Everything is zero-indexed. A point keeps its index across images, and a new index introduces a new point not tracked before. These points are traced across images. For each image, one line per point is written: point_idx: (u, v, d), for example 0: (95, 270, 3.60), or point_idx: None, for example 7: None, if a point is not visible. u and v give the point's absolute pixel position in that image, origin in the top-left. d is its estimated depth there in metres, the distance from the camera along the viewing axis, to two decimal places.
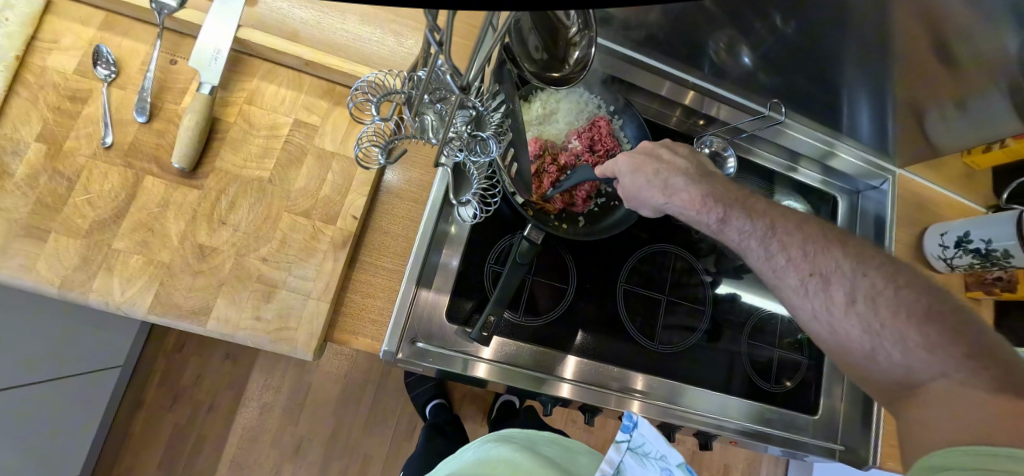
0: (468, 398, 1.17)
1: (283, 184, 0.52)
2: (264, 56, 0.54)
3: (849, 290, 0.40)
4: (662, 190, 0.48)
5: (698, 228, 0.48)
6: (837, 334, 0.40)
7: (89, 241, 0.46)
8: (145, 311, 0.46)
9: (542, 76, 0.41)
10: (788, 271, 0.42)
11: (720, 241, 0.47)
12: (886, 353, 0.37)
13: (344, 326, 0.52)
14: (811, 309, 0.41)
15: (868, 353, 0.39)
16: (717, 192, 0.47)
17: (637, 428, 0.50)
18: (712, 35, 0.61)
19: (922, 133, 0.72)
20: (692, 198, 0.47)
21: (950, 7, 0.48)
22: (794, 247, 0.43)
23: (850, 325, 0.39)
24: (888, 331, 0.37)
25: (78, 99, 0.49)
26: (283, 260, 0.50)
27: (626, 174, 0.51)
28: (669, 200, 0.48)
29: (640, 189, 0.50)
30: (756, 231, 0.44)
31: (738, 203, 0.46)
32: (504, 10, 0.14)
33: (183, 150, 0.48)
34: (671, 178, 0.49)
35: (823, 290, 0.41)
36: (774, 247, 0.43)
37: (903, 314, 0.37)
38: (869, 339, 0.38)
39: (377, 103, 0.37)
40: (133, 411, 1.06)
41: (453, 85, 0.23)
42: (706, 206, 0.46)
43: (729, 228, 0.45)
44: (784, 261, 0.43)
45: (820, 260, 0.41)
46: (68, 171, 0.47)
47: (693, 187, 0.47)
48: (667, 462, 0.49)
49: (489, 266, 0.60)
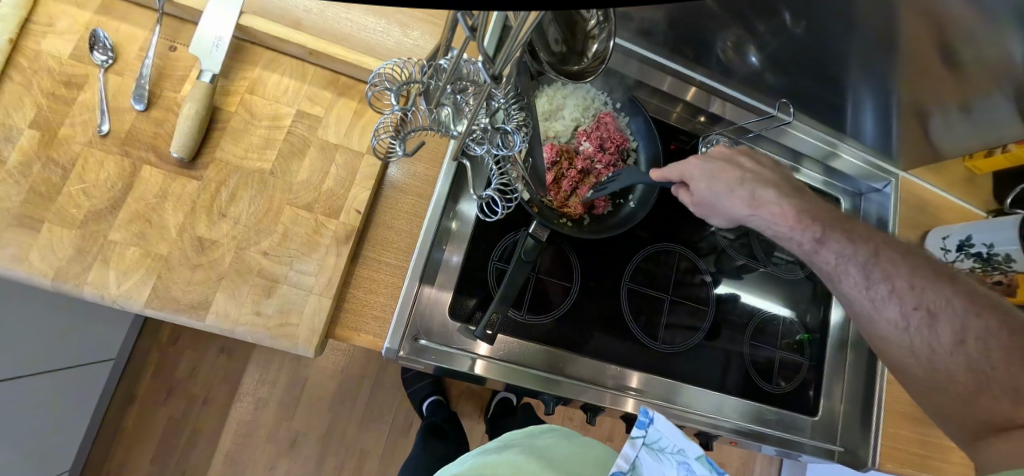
0: (465, 396, 1.17)
1: (285, 176, 0.50)
2: (266, 44, 0.53)
3: (958, 331, 0.41)
4: (750, 203, 0.48)
5: (787, 243, 0.49)
6: (934, 370, 0.42)
7: (84, 231, 0.45)
8: (142, 304, 0.45)
9: (560, 68, 0.39)
10: (890, 303, 0.44)
11: (810, 260, 0.48)
12: (993, 397, 0.39)
13: (346, 323, 0.51)
14: (910, 343, 0.43)
15: (970, 396, 0.40)
16: (809, 208, 0.48)
17: (654, 424, 0.50)
18: (720, 33, 0.60)
19: (926, 136, 0.72)
20: (784, 211, 0.47)
21: (959, 12, 0.48)
22: (900, 278, 0.44)
23: (953, 363, 0.41)
24: (1000, 375, 0.39)
25: (73, 85, 0.48)
26: (284, 254, 0.49)
27: (703, 181, 0.50)
28: (756, 212, 0.48)
29: (717, 195, 0.50)
30: (857, 257, 0.45)
31: (837, 226, 0.47)
32: (505, 10, 0.13)
33: (182, 139, 0.46)
34: (759, 191, 0.48)
35: (927, 326, 0.42)
36: (876, 275, 0.45)
37: (1017, 362, 0.39)
38: (975, 381, 0.40)
39: (396, 93, 0.36)
40: (126, 405, 1.04)
41: (483, 75, 0.22)
42: (800, 224, 0.47)
43: (824, 250, 0.46)
44: (886, 292, 0.44)
45: (928, 295, 0.43)
46: (62, 159, 0.46)
47: (785, 201, 0.48)
48: (685, 456, 0.49)
49: (492, 263, 0.59)
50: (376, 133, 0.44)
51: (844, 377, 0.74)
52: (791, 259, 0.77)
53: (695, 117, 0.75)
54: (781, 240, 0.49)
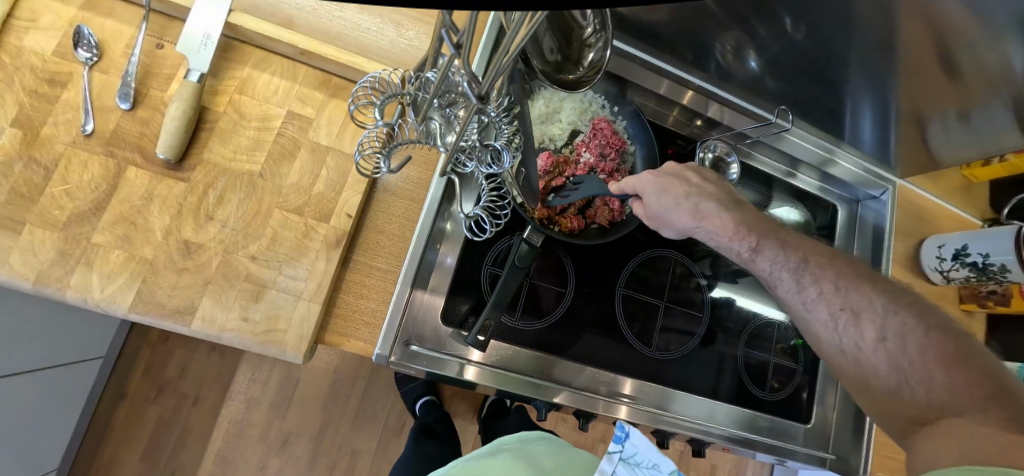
0: (459, 396, 1.16)
1: (275, 178, 0.49)
2: (257, 43, 0.52)
3: (879, 327, 0.44)
4: (693, 215, 0.49)
5: (726, 254, 0.50)
6: (862, 367, 0.45)
7: (67, 234, 0.44)
8: (126, 309, 0.44)
9: (554, 77, 0.41)
10: (819, 305, 0.46)
11: (749, 270, 0.50)
12: (910, 389, 0.42)
13: (335, 329, 0.50)
14: (838, 344, 0.46)
15: (892, 390, 0.43)
16: (747, 221, 0.49)
17: (629, 439, 0.52)
18: (719, 37, 0.60)
19: (924, 143, 0.72)
20: (724, 224, 0.48)
21: (960, 20, 0.48)
22: (826, 282, 0.47)
23: (877, 359, 0.44)
24: (915, 369, 0.42)
25: (57, 83, 0.47)
26: (273, 258, 0.48)
27: (652, 193, 0.50)
28: (700, 224, 0.49)
29: (665, 209, 0.49)
30: (789, 264, 0.48)
31: (770, 236, 0.49)
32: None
33: (168, 139, 0.45)
34: (703, 204, 0.49)
35: (854, 326, 0.45)
36: (807, 279, 0.47)
37: (930, 354, 0.42)
38: (894, 375, 0.43)
39: (380, 106, 0.35)
40: (115, 403, 1.03)
41: (470, 94, 0.21)
42: (738, 234, 0.48)
43: (761, 258, 0.48)
44: (815, 295, 0.47)
45: (852, 297, 0.46)
46: (45, 159, 0.45)
47: (724, 214, 0.49)
48: (658, 469, 0.53)
49: (486, 268, 0.58)
50: (360, 147, 0.42)
51: (839, 382, 0.74)
52: None
53: (692, 121, 0.74)
54: (721, 250, 0.50)
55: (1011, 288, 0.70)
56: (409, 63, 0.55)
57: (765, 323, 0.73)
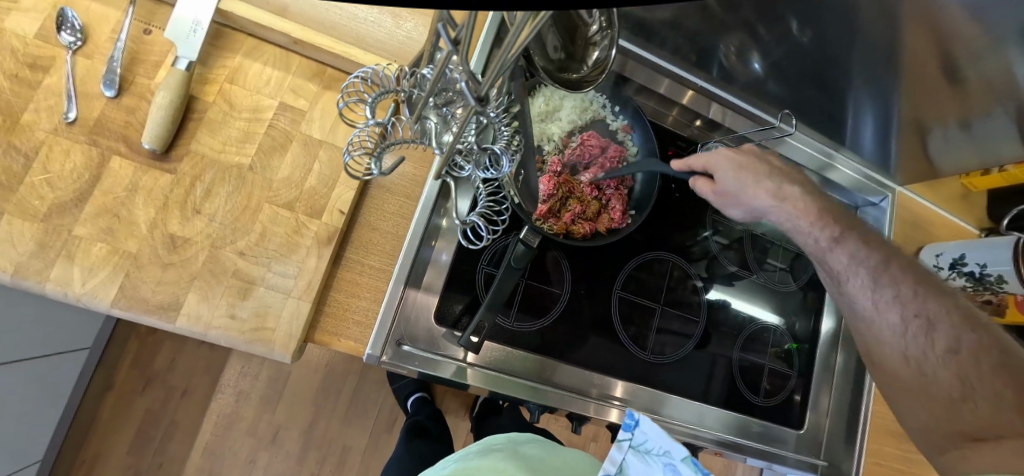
0: (452, 393, 1.16)
1: (265, 172, 0.48)
2: (248, 30, 0.50)
3: (952, 340, 0.43)
4: (773, 195, 0.52)
5: (800, 239, 0.53)
6: (924, 379, 0.44)
7: (46, 225, 0.42)
8: (108, 304, 0.42)
9: (557, 76, 0.38)
10: (893, 307, 0.46)
11: (822, 259, 0.52)
12: (973, 406, 0.40)
13: (325, 328, 0.49)
14: (904, 347, 0.45)
15: (953, 402, 0.42)
16: (830, 212, 0.52)
17: (638, 426, 0.53)
18: (723, 38, 0.58)
19: (924, 150, 0.71)
20: (804, 208, 0.51)
21: (966, 29, 0.47)
22: (905, 286, 0.47)
23: (941, 370, 0.43)
24: (982, 385, 0.41)
25: (38, 67, 0.45)
26: (261, 255, 0.47)
27: (729, 170, 0.53)
28: (777, 204, 0.52)
29: (742, 185, 0.52)
30: (867, 260, 0.49)
31: (853, 233, 0.51)
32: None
33: (154, 128, 0.44)
34: (784, 186, 0.53)
35: (924, 333, 0.45)
36: (884, 281, 0.47)
37: (1004, 375, 0.41)
38: (960, 389, 0.42)
39: (372, 103, 0.34)
40: (102, 394, 1.02)
41: (467, 95, 0.20)
42: (818, 221, 0.51)
43: (839, 250, 0.50)
44: (891, 297, 0.47)
45: (927, 305, 0.46)
46: (24, 146, 0.43)
47: (806, 199, 0.52)
48: (670, 456, 0.51)
49: (481, 267, 0.57)
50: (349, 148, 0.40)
51: (831, 387, 0.74)
52: (783, 269, 0.76)
53: (692, 121, 0.73)
54: (797, 235, 0.53)
55: (1008, 298, 0.69)
56: (406, 55, 0.54)
57: (760, 328, 0.73)
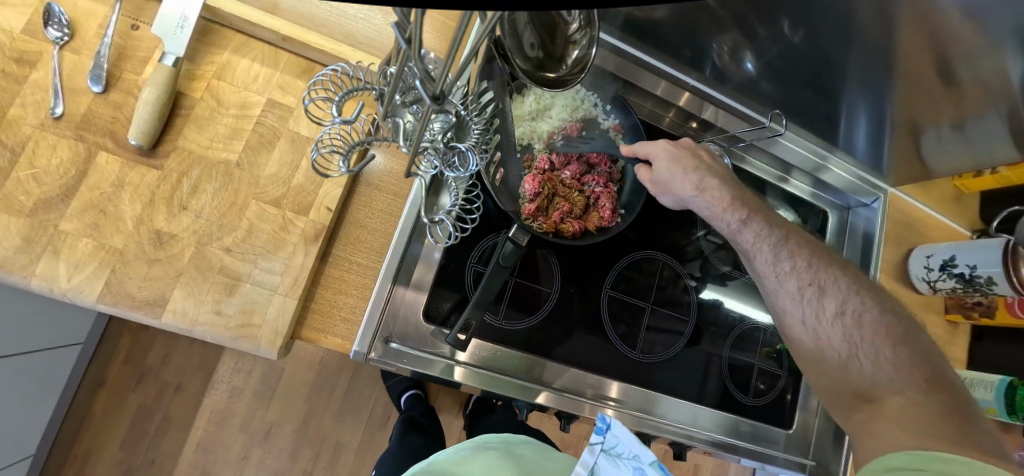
0: (445, 390, 1.16)
1: (252, 169, 0.48)
2: (237, 27, 0.50)
3: (840, 303, 0.45)
4: (696, 185, 0.53)
5: (716, 225, 0.54)
6: (820, 342, 0.45)
7: (32, 221, 0.42)
8: (94, 299, 0.42)
9: (535, 74, 0.39)
10: (790, 277, 0.48)
11: (733, 240, 0.53)
12: (860, 362, 0.43)
13: (312, 324, 0.49)
14: (800, 315, 0.47)
15: (843, 364, 0.43)
16: (742, 198, 0.53)
17: (610, 429, 0.52)
18: (716, 37, 0.58)
19: (918, 151, 0.71)
20: (722, 196, 0.52)
21: (961, 30, 0.47)
22: (801, 256, 0.48)
23: (834, 333, 0.45)
24: (867, 342, 0.43)
25: (26, 62, 0.45)
26: (248, 252, 0.47)
27: (664, 162, 0.55)
28: (699, 194, 0.53)
29: (671, 174, 0.54)
30: (770, 237, 0.50)
31: (759, 213, 0.52)
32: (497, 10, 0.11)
33: (140, 125, 0.44)
34: (707, 178, 0.53)
35: (816, 299, 0.46)
36: (784, 253, 0.49)
37: (885, 331, 0.43)
38: (849, 348, 0.44)
39: (339, 101, 0.33)
40: (95, 389, 1.02)
41: (423, 93, 0.20)
42: (732, 206, 0.52)
43: (748, 230, 0.51)
44: (789, 267, 0.48)
45: (821, 274, 0.47)
46: (11, 141, 0.43)
47: (723, 188, 0.53)
48: (639, 461, 0.50)
49: (470, 265, 0.57)
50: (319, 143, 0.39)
51: None
52: None
53: (686, 122, 0.73)
54: (713, 220, 0.54)
55: (998, 301, 0.70)
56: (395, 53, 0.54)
57: (751, 328, 0.73)
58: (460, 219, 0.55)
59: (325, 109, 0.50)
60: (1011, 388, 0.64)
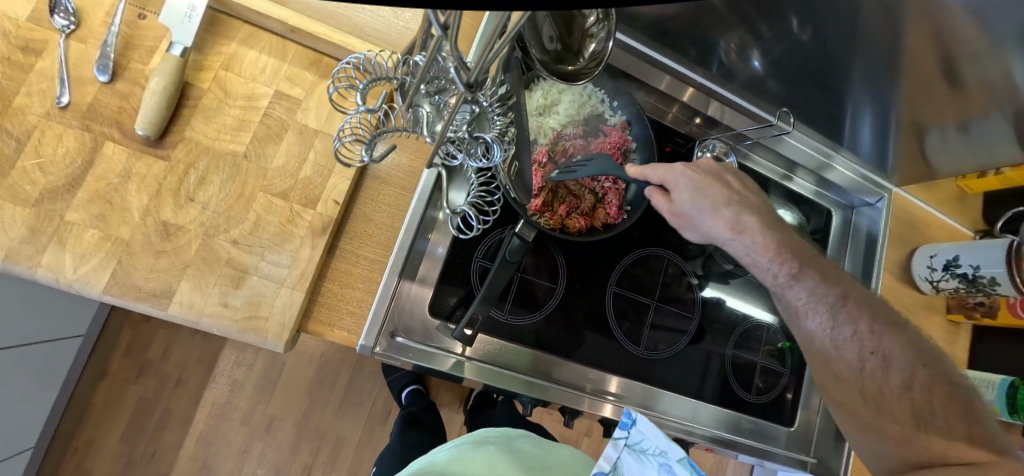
0: (445, 386, 1.15)
1: (260, 161, 0.48)
2: (244, 18, 0.50)
3: (906, 377, 0.45)
4: (731, 226, 0.50)
5: (760, 271, 0.51)
6: (880, 410, 0.45)
7: (38, 210, 0.42)
8: (100, 290, 0.42)
9: (553, 67, 0.38)
10: (851, 344, 0.47)
11: (779, 293, 0.51)
12: (927, 437, 0.43)
13: (319, 318, 0.49)
14: (862, 383, 0.46)
15: (908, 437, 0.44)
16: (787, 242, 0.50)
17: (636, 425, 0.53)
18: (723, 35, 0.58)
19: (922, 151, 0.71)
20: (763, 241, 0.50)
21: (965, 30, 0.47)
22: (862, 322, 0.47)
23: (899, 405, 0.45)
24: (937, 418, 0.43)
25: (31, 51, 0.44)
26: (254, 244, 0.46)
27: (685, 189, 0.49)
28: (737, 237, 0.50)
29: (698, 209, 0.50)
30: (825, 296, 0.48)
31: (810, 265, 0.50)
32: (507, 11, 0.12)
33: (148, 114, 0.43)
34: (745, 217, 0.50)
35: (881, 369, 0.46)
36: (842, 316, 0.48)
37: (952, 408, 0.43)
38: (915, 422, 0.44)
39: (362, 89, 0.32)
40: (95, 382, 1.02)
41: (457, 81, 0.20)
42: (779, 256, 0.49)
43: (798, 286, 0.49)
44: (849, 333, 0.47)
45: (885, 342, 0.47)
46: (15, 130, 0.42)
47: (767, 232, 0.50)
48: (667, 457, 0.51)
49: (476, 260, 0.57)
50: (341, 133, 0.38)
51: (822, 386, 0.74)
52: None
53: (691, 119, 0.73)
54: (757, 269, 0.51)
55: (1000, 301, 0.71)
56: (404, 47, 0.54)
57: (753, 326, 0.73)
58: (481, 212, 0.56)
59: (349, 97, 0.51)
60: (1012, 388, 0.65)
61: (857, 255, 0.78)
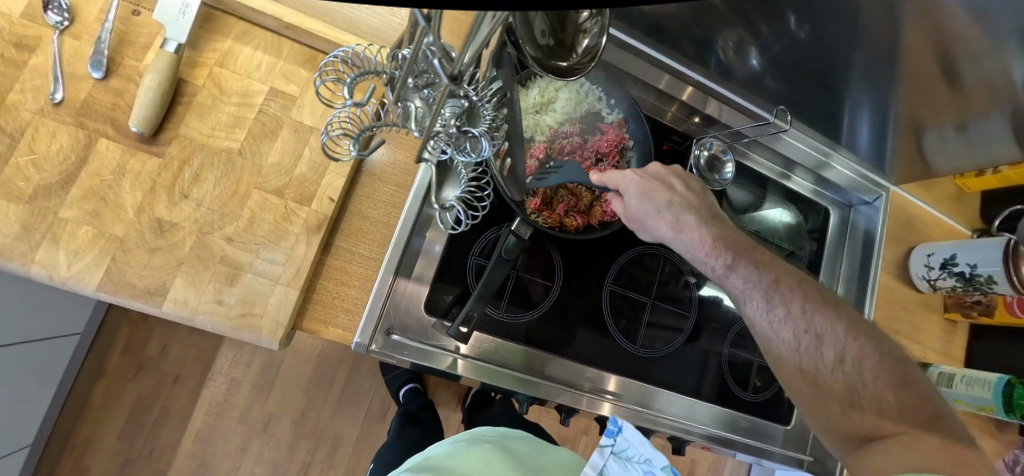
0: (444, 384, 1.16)
1: (254, 158, 0.48)
2: (239, 14, 0.50)
3: (839, 351, 0.43)
4: (673, 226, 0.49)
5: (702, 268, 0.49)
6: (818, 387, 0.44)
7: (32, 207, 0.42)
8: (94, 287, 0.42)
9: (547, 63, 0.37)
10: (786, 326, 0.44)
11: (721, 285, 0.48)
12: (862, 409, 0.41)
13: (314, 315, 0.49)
14: (799, 363, 0.44)
15: (844, 410, 0.42)
16: (725, 237, 0.48)
17: (621, 432, 0.53)
18: (721, 33, 0.58)
19: (921, 150, 0.71)
20: (702, 238, 0.48)
21: (966, 29, 0.47)
22: (794, 302, 0.45)
23: (833, 379, 0.43)
24: (868, 389, 0.42)
25: (24, 47, 0.44)
26: (249, 241, 0.46)
27: (635, 195, 0.49)
28: (679, 236, 0.49)
29: (646, 214, 0.49)
30: (761, 283, 0.46)
31: (745, 253, 0.48)
32: (504, 11, 0.12)
33: (142, 111, 0.43)
34: (684, 215, 0.49)
35: (816, 348, 0.44)
36: (777, 300, 0.45)
37: (883, 378, 0.42)
38: (849, 394, 0.42)
39: (350, 84, 0.32)
40: (92, 380, 1.02)
41: (440, 72, 0.19)
42: (715, 250, 0.47)
43: (734, 276, 0.47)
44: (783, 315, 0.45)
45: (816, 320, 0.44)
46: (10, 127, 0.42)
47: (703, 228, 0.48)
48: (650, 465, 0.52)
49: (472, 258, 0.57)
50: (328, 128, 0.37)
51: None
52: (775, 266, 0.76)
53: (690, 117, 0.73)
54: (697, 263, 0.49)
55: (997, 299, 0.71)
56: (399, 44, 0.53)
57: None
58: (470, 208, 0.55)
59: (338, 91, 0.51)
60: (1009, 386, 0.64)
61: (855, 254, 0.78)
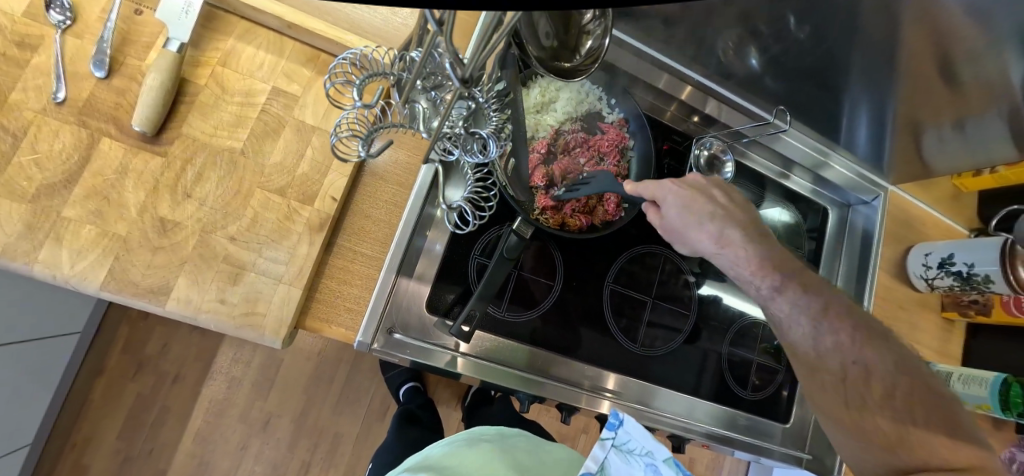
0: (444, 383, 1.17)
1: (257, 157, 0.48)
2: (242, 13, 0.50)
3: (888, 384, 0.44)
4: (716, 240, 0.49)
5: (747, 288, 0.50)
6: (862, 417, 0.44)
7: (35, 206, 0.42)
8: (98, 286, 0.42)
9: (551, 64, 0.38)
10: (835, 355, 0.45)
11: (766, 307, 0.49)
12: (909, 443, 0.41)
13: (317, 314, 0.49)
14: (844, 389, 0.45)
15: (890, 443, 0.42)
16: (775, 260, 0.48)
17: (623, 425, 0.53)
18: (721, 33, 0.58)
19: (919, 150, 0.72)
20: (748, 257, 0.48)
21: (964, 30, 0.47)
22: (844, 333, 0.46)
23: (880, 411, 0.43)
24: (916, 424, 0.42)
25: (27, 46, 0.44)
26: (252, 240, 0.46)
27: (673, 206, 0.49)
28: (722, 251, 0.49)
29: (686, 225, 0.49)
30: (810, 309, 0.47)
31: (796, 279, 0.48)
32: (503, 11, 0.11)
33: (144, 110, 0.43)
34: (729, 230, 0.48)
35: (862, 378, 0.44)
36: (825, 328, 0.46)
37: (932, 416, 0.42)
38: (895, 427, 0.42)
39: (359, 85, 0.32)
40: (92, 379, 1.01)
41: (452, 76, 0.19)
42: (761, 271, 0.48)
43: (781, 299, 0.48)
44: (831, 344, 0.46)
45: (868, 353, 0.45)
46: (12, 126, 0.42)
47: (750, 246, 0.48)
48: (652, 457, 0.51)
49: (474, 257, 0.57)
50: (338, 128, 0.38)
51: None
52: None
53: (689, 117, 0.74)
54: (742, 283, 0.50)
55: (994, 298, 0.71)
56: (401, 43, 0.53)
57: (749, 323, 0.73)
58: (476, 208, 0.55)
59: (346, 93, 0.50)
60: (1005, 385, 0.65)
61: (853, 253, 0.79)
